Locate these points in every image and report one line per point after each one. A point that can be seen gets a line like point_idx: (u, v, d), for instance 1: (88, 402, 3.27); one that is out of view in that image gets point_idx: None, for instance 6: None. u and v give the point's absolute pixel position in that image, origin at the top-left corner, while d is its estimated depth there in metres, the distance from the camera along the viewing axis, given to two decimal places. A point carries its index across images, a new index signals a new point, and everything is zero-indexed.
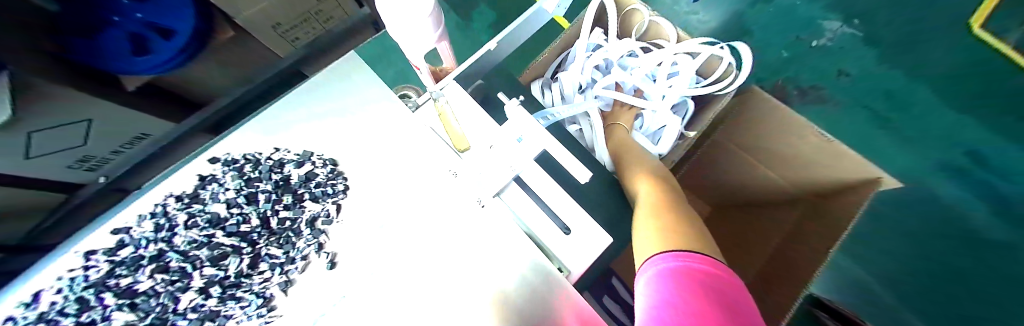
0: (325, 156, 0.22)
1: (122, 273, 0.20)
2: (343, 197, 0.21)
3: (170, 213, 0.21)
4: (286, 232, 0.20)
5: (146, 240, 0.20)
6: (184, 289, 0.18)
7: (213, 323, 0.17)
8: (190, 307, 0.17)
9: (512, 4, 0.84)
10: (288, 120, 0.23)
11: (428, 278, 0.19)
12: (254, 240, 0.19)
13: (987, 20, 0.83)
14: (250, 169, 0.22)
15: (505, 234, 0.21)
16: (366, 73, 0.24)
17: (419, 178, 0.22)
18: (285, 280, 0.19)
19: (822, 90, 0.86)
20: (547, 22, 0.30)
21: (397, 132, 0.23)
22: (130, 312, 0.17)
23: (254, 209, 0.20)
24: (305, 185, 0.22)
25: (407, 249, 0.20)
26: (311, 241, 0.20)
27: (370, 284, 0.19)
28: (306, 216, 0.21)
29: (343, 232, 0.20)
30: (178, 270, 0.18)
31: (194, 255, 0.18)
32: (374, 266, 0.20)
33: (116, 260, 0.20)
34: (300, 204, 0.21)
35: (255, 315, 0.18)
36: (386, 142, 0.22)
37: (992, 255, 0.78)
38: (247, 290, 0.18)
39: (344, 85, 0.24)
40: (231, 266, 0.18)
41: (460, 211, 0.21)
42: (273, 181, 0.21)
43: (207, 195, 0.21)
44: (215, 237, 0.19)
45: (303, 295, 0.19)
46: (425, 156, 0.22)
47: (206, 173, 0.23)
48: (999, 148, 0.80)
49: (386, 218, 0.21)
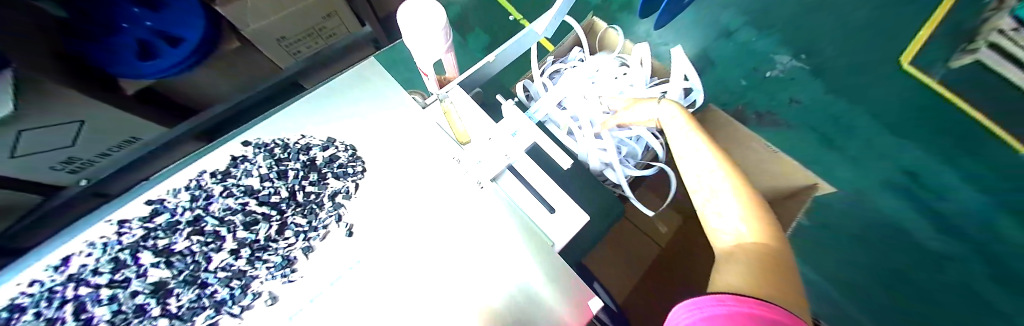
0: (344, 144, 0.26)
1: (159, 236, 0.21)
2: (362, 177, 0.24)
3: (206, 186, 0.23)
4: (311, 205, 0.23)
5: (181, 208, 0.22)
6: (217, 250, 0.20)
7: (240, 281, 0.20)
8: (220, 266, 0.20)
9: (506, 30, 0.93)
10: (313, 112, 0.27)
11: (435, 247, 0.22)
12: (283, 209, 0.22)
13: (916, 58, 0.98)
14: (280, 151, 0.25)
15: (498, 213, 0.24)
16: (384, 77, 0.28)
17: (425, 166, 0.25)
18: (307, 245, 0.21)
19: (776, 114, 0.98)
20: (539, 41, 0.35)
21: (408, 127, 0.27)
22: (169, 268, 0.19)
23: (284, 183, 0.23)
24: (328, 165, 0.24)
25: (417, 221, 0.23)
26: (332, 213, 0.23)
27: (382, 252, 0.22)
28: (329, 192, 0.24)
29: (361, 205, 0.23)
30: (212, 233, 0.21)
31: (229, 219, 0.21)
32: (389, 235, 0.22)
33: (151, 226, 0.21)
34: (324, 181, 0.24)
35: (278, 276, 0.20)
36: (398, 135, 0.26)
37: (934, 262, 0.87)
38: (273, 253, 0.21)
39: (364, 86, 0.28)
40: (262, 230, 0.21)
41: (462, 191, 0.25)
42: (302, 161, 0.24)
43: (239, 172, 0.24)
44: (249, 205, 0.22)
45: (323, 259, 0.21)
46: (431, 146, 0.26)
47: (238, 154, 0.25)
48: (931, 167, 0.92)
49: (398, 198, 0.24)
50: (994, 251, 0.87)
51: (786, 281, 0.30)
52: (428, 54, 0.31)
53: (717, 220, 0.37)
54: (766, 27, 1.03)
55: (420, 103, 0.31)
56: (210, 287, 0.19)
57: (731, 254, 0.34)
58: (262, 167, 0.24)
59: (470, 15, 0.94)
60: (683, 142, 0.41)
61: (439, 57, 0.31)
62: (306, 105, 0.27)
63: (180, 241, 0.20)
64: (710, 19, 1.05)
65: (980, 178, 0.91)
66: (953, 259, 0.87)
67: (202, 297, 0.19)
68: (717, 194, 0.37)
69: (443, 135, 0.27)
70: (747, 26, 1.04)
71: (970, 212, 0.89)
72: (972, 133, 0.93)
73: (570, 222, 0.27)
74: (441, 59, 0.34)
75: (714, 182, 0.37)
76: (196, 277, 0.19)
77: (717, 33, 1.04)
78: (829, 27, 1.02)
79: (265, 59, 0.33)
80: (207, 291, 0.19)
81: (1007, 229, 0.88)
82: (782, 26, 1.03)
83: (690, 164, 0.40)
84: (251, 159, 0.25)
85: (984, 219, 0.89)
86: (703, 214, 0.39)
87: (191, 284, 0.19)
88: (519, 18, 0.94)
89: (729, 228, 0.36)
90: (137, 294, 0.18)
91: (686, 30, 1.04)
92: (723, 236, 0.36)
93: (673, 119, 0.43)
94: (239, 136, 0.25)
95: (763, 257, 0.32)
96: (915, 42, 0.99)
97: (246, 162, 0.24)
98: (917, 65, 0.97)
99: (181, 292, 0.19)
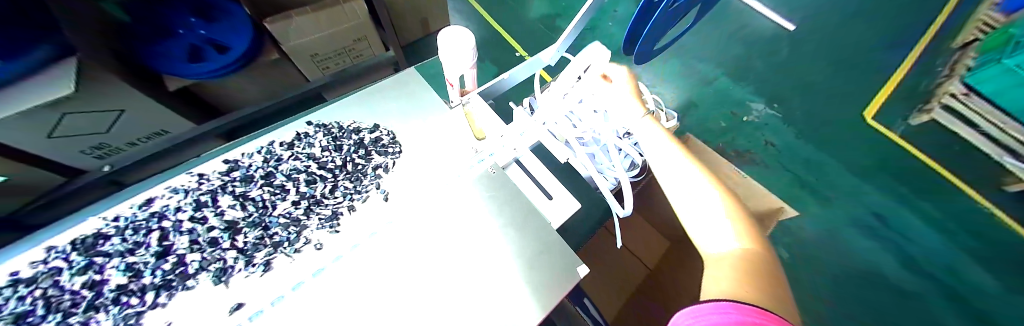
0: (386, 128, 0.32)
1: (235, 186, 0.27)
2: (399, 156, 0.30)
3: (275, 152, 0.30)
4: (356, 173, 0.29)
5: (253, 166, 0.28)
6: (281, 200, 0.26)
7: (295, 228, 0.25)
8: (282, 214, 0.25)
9: (513, 62, 1.05)
10: (362, 106, 0.34)
11: (453, 212, 0.27)
12: (335, 174, 0.29)
13: (874, 114, 1.11)
14: (336, 130, 0.32)
15: (505, 190, 0.30)
16: (424, 86, 0.35)
17: (450, 153, 0.31)
18: (350, 205, 0.27)
19: (754, 154, 1.07)
20: (545, 66, 0.43)
21: (439, 123, 0.34)
22: (241, 211, 0.25)
23: (338, 155, 0.30)
24: (373, 144, 0.31)
25: (446, 191, 0.29)
26: (374, 182, 0.28)
27: (413, 213, 0.27)
28: (372, 164, 0.30)
29: (396, 176, 0.29)
30: (278, 187, 0.27)
31: (294, 177, 0.28)
32: (421, 201, 0.28)
33: (228, 178, 0.27)
34: (369, 156, 0.30)
35: (327, 227, 0.25)
36: (430, 128, 0.33)
37: (911, 303, 0.90)
38: (324, 208, 0.26)
39: (404, 90, 0.36)
40: (317, 188, 0.27)
41: (484, 171, 0.31)
42: (354, 139, 0.31)
43: (301, 144, 0.31)
44: (309, 168, 0.29)
45: (363, 217, 0.26)
46: (456, 140, 0.32)
47: (301, 130, 0.32)
48: (898, 210, 1.00)
49: (429, 173, 0.30)
50: (969, 295, 0.91)
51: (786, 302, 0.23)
52: (457, 68, 0.38)
53: (703, 227, 0.30)
54: (741, 78, 1.18)
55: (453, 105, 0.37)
56: (270, 230, 0.24)
57: (716, 268, 0.27)
58: (322, 139, 0.31)
59: (482, 49, 1.07)
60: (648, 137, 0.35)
61: (463, 71, 0.38)
62: (358, 100, 0.35)
63: (253, 189, 0.27)
64: (690, 68, 1.19)
65: (943, 222, 0.98)
66: (929, 301, 0.91)
67: (265, 236, 0.24)
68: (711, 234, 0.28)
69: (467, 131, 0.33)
70: (724, 76, 1.18)
71: (937, 254, 0.95)
72: (929, 179, 1.03)
73: (564, 209, 0.32)
74: (465, 74, 0.41)
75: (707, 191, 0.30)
76: (263, 217, 0.25)
77: (699, 80, 1.18)
78: (797, 83, 1.16)
79: None
80: (269, 232, 0.24)
81: (975, 272, 0.93)
82: (754, 78, 1.17)
83: (671, 168, 0.32)
84: (310, 132, 0.32)
85: (950, 259, 0.94)
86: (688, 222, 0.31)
87: (257, 226, 0.24)
88: (524, 54, 1.06)
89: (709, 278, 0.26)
90: (212, 229, 0.24)
91: (672, 76, 1.18)
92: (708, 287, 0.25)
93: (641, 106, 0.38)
94: (304, 118, 0.33)
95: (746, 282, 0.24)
96: (872, 101, 1.13)
97: (306, 137, 0.31)
98: (879, 121, 1.11)
99: (250, 231, 0.24)
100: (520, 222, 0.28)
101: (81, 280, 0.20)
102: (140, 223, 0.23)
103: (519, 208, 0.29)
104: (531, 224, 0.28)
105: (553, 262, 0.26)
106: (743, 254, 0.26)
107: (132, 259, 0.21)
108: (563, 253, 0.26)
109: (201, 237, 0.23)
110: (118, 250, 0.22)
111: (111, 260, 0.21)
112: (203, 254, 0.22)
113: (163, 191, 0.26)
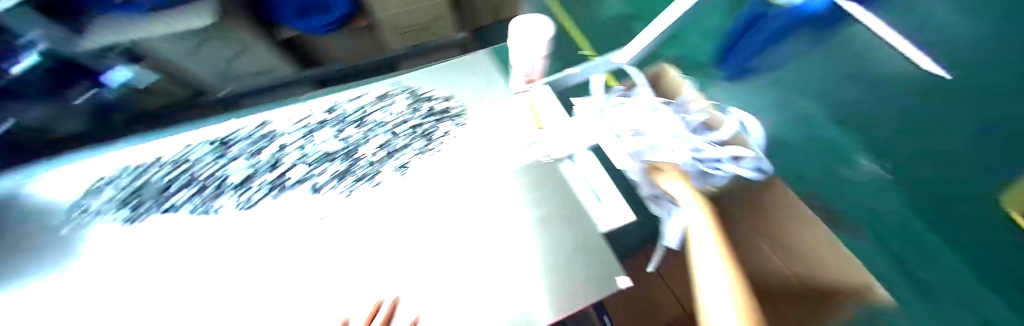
0: (454, 99, 0.37)
1: (346, 126, 0.38)
2: (462, 125, 0.35)
3: (371, 104, 0.39)
4: (421, 133, 0.35)
5: (357, 114, 0.39)
6: (368, 142, 0.35)
7: (372, 164, 0.33)
8: (367, 152, 0.34)
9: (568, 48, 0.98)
10: (441, 80, 0.40)
11: (494, 185, 0.30)
12: (406, 131, 0.36)
13: None
14: (415, 96, 0.39)
15: (555, 182, 0.31)
16: (491, 70, 0.40)
17: (505, 135, 0.35)
18: (411, 157, 0.33)
19: None
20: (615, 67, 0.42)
21: (499, 106, 0.37)
22: (345, 145, 0.36)
23: (412, 115, 0.38)
24: (440, 114, 0.36)
25: (488, 163, 0.32)
26: (431, 143, 0.34)
27: (458, 175, 0.31)
28: (434, 129, 0.35)
29: (452, 142, 0.34)
30: (370, 131, 0.37)
31: (381, 127, 0.37)
32: (466, 165, 0.32)
33: (342, 119, 0.39)
34: (433, 122, 0.36)
35: (393, 168, 0.33)
36: (492, 110, 0.37)
37: None
38: (393, 155, 0.34)
39: (476, 73, 0.40)
40: (393, 139, 0.35)
41: (530, 154, 0.33)
42: (425, 107, 0.37)
43: (388, 101, 0.39)
44: (390, 123, 0.37)
45: (418, 166, 0.33)
46: (511, 126, 0.35)
47: (391, 91, 0.41)
48: None
49: (479, 146, 0.34)
50: None
51: None
52: None
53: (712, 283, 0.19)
54: None
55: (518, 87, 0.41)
56: (358, 161, 0.34)
57: None
58: (401, 103, 0.38)
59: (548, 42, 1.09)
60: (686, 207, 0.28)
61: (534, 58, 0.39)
62: (436, 73, 0.41)
63: (355, 131, 0.37)
64: None
65: None
66: None
67: (355, 165, 0.33)
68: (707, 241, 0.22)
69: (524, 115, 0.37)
70: None
71: None
72: None
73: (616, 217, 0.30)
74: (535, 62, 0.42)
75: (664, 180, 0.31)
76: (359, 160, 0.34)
77: None
78: None
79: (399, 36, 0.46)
80: (357, 163, 0.34)
81: None
82: None
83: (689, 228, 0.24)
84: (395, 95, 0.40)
85: None
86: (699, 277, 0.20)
87: (352, 157, 0.34)
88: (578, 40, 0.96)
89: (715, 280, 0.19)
90: (329, 153, 0.35)
91: None
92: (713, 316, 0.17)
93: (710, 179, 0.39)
94: (396, 81, 0.42)
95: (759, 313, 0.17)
96: None
97: (393, 96, 0.39)
98: None
99: (347, 159, 0.34)
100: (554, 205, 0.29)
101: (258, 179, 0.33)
102: (295, 140, 0.37)
103: (570, 203, 0.29)
104: (569, 204, 0.29)
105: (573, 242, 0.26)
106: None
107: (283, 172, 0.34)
108: (602, 267, 0.24)
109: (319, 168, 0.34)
110: (284, 154, 0.36)
111: (280, 158, 0.35)
112: (322, 167, 0.34)
113: (301, 130, 0.38)
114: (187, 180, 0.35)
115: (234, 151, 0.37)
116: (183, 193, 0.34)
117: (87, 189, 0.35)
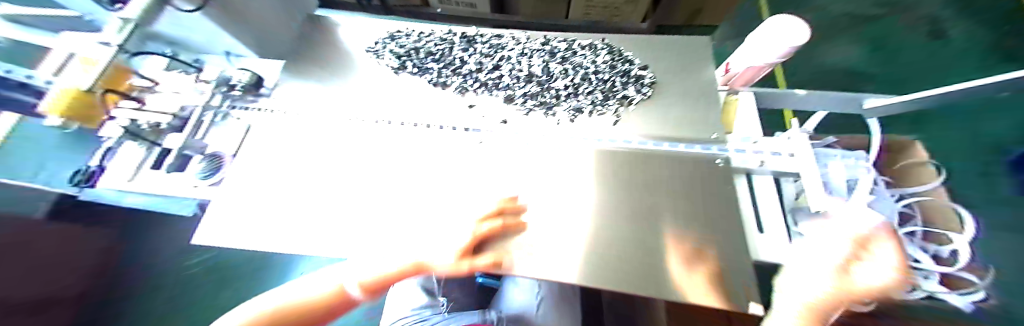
0: (650, 76, 0.48)
1: (550, 64, 0.49)
2: (645, 94, 0.45)
3: (576, 55, 0.51)
4: (611, 96, 0.45)
5: (561, 58, 0.50)
6: (567, 83, 0.46)
7: (570, 104, 0.44)
8: (565, 93, 0.45)
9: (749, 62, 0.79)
10: (639, 57, 0.51)
11: (655, 153, 0.39)
12: (598, 90, 0.45)
13: None
14: (613, 61, 0.50)
15: (713, 178, 0.36)
16: (694, 60, 0.50)
17: (681, 117, 0.43)
18: (598, 111, 0.43)
19: None
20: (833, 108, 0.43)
21: (682, 94, 0.45)
22: (547, 80, 0.47)
23: (607, 76, 0.48)
24: (631, 88, 0.46)
25: (655, 134, 0.41)
26: (616, 108, 0.44)
27: (630, 133, 0.41)
28: (623, 97, 0.45)
29: (633, 110, 0.44)
30: (569, 73, 0.48)
31: (577, 75, 0.47)
32: (639, 131, 0.42)
33: (547, 59, 0.50)
34: (625, 91, 0.45)
35: (583, 112, 0.43)
36: (676, 95, 0.45)
37: None
38: (585, 104, 0.44)
39: (671, 63, 0.50)
40: (587, 92, 0.45)
41: (710, 144, 0.39)
42: (622, 74, 0.48)
43: (590, 55, 0.51)
44: (590, 72, 0.48)
45: (602, 118, 0.43)
46: (688, 116, 0.43)
47: (596, 48, 0.53)
48: None
49: (655, 118, 0.43)
50: None
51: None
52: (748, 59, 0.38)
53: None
54: None
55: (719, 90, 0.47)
56: (558, 97, 0.45)
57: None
58: (598, 60, 0.50)
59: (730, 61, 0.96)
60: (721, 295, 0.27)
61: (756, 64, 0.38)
62: (641, 48, 0.53)
63: (557, 69, 0.48)
64: None
65: None
66: None
67: (555, 99, 0.45)
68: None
69: (713, 114, 0.42)
70: None
71: None
72: None
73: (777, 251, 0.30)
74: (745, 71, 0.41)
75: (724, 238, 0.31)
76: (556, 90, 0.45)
77: None
78: None
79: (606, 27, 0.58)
80: (557, 98, 0.45)
81: None
82: None
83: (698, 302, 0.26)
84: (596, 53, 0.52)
85: None
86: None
87: (552, 92, 0.45)
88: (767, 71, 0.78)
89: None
90: (534, 80, 0.46)
91: None
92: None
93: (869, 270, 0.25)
94: (602, 45, 0.53)
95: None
96: None
97: (595, 55, 0.51)
98: None
99: (550, 92, 0.45)
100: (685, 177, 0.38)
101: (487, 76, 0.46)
102: (511, 61, 0.49)
103: (723, 200, 0.34)
104: (642, 218, 0.33)
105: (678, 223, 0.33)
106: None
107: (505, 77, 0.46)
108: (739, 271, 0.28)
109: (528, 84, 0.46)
110: (501, 70, 0.48)
111: (498, 71, 0.48)
112: (529, 89, 0.45)
113: (514, 52, 0.51)
114: (437, 58, 0.49)
115: (468, 49, 0.50)
116: (437, 65, 0.48)
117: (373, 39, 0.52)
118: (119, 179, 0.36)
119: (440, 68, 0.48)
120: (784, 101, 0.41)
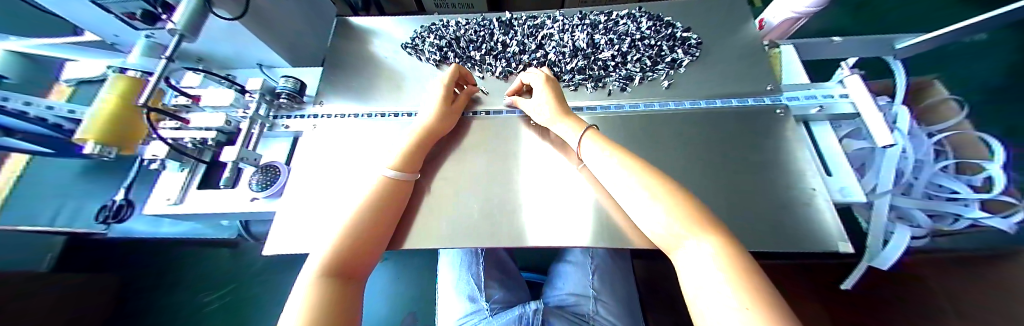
0: (694, 37, 0.64)
1: (615, 38, 0.64)
2: (689, 57, 0.61)
3: (642, 29, 0.65)
4: (660, 65, 0.61)
5: (631, 32, 0.65)
6: (626, 57, 0.62)
7: (630, 74, 0.60)
8: (626, 66, 0.61)
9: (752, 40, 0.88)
10: (690, 26, 0.67)
11: (703, 95, 0.57)
12: (652, 59, 0.61)
13: None
14: (668, 33, 0.64)
15: (742, 107, 0.54)
16: (737, 24, 0.66)
17: (722, 68, 0.60)
18: (652, 77, 0.60)
19: None
20: (856, 46, 0.60)
21: (724, 50, 0.62)
22: (611, 54, 0.62)
23: (659, 47, 0.62)
24: (677, 56, 0.61)
25: (700, 87, 0.58)
26: (664, 72, 0.60)
27: (681, 90, 0.58)
28: (670, 64, 0.61)
29: (680, 74, 0.60)
30: (630, 47, 0.62)
31: (637, 47, 0.62)
32: (692, 87, 0.58)
33: (616, 35, 0.65)
34: (671, 60, 0.61)
35: (641, 80, 0.60)
36: (716, 53, 0.62)
37: None
38: (641, 72, 0.60)
39: (722, 26, 0.66)
40: (642, 63, 0.61)
41: (764, 96, 0.55)
42: (671, 44, 0.63)
43: (650, 29, 0.65)
44: (645, 44, 0.63)
45: (654, 83, 0.59)
46: (727, 66, 0.60)
47: (655, 22, 0.66)
48: None
49: (699, 74, 0.60)
50: None
51: (758, 277, 0.22)
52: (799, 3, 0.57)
53: (695, 269, 0.24)
54: None
55: (767, 47, 0.63)
56: (620, 68, 0.61)
57: (691, 257, 0.25)
58: (642, 29, 0.65)
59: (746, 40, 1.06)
60: (699, 265, 0.24)
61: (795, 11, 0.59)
62: (690, 19, 0.68)
63: (621, 45, 0.63)
64: None
65: None
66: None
67: (619, 70, 0.61)
68: (644, 209, 0.31)
69: (757, 72, 0.58)
70: None
71: None
72: None
73: (772, 152, 0.48)
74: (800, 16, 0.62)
75: (636, 138, 0.52)
76: (602, 62, 0.61)
77: None
78: None
79: (669, 4, 0.72)
80: (621, 69, 0.61)
81: None
82: None
83: (699, 266, 0.24)
84: (637, 22, 0.67)
85: None
86: (693, 290, 0.24)
87: (616, 66, 0.61)
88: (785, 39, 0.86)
89: (701, 272, 0.24)
90: (603, 56, 0.62)
91: None
92: (706, 309, 0.21)
93: (690, 237, 0.26)
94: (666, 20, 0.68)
95: (748, 275, 0.22)
96: None
97: (654, 29, 0.65)
98: None
99: (614, 65, 0.61)
100: (644, 108, 0.56)
101: (533, 59, 0.63)
102: (586, 40, 0.64)
103: (752, 116, 0.52)
104: (692, 150, 0.49)
105: (623, 136, 0.52)
106: (724, 262, 0.23)
107: (552, 56, 0.63)
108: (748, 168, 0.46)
109: (574, 60, 0.62)
110: (580, 48, 0.63)
111: (577, 50, 0.63)
112: (599, 64, 0.61)
113: (555, 33, 0.67)
114: (480, 47, 0.66)
115: (511, 38, 0.67)
116: (486, 53, 0.65)
117: (470, 39, 0.68)
118: (158, 202, 0.46)
119: (487, 56, 0.65)
120: (822, 45, 0.61)
